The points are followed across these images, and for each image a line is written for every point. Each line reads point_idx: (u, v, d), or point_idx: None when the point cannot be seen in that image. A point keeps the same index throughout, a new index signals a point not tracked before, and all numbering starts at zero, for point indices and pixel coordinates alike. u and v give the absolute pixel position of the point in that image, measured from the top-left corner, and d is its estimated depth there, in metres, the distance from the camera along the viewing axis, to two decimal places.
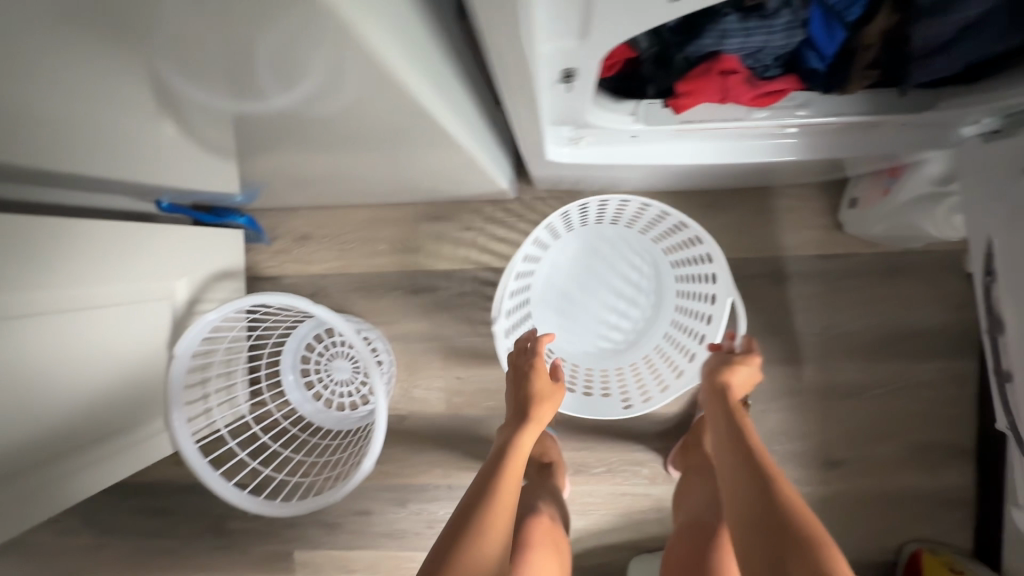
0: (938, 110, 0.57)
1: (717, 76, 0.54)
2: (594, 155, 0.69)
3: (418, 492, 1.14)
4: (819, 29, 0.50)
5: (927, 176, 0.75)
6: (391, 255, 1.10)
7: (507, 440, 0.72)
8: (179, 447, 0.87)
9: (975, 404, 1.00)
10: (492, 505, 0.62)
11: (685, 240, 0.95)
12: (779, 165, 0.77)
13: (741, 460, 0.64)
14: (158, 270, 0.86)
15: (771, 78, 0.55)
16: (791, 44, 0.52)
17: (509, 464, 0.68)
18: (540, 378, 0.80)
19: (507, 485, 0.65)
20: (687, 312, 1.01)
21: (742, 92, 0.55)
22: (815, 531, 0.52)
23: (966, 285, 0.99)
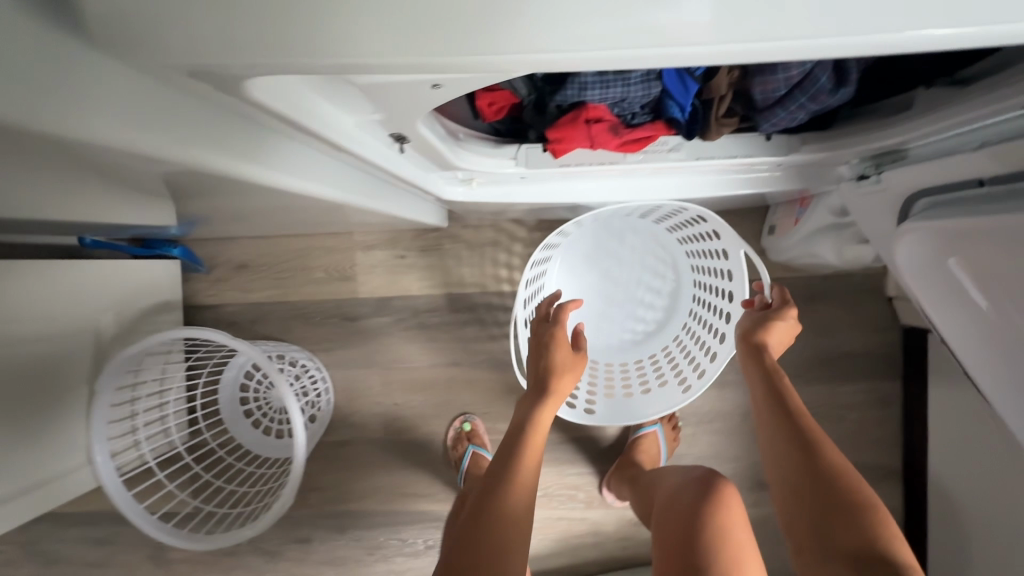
0: (803, 154, 0.59)
1: (583, 124, 0.56)
2: (488, 194, 0.71)
3: (358, 518, 1.13)
4: (671, 83, 0.51)
5: (829, 206, 0.76)
6: (328, 283, 1.11)
7: (526, 416, 0.65)
8: (102, 482, 0.87)
9: (901, 425, 1.02)
10: (514, 490, 0.57)
11: (686, 221, 0.87)
12: (683, 198, 0.79)
13: (782, 425, 0.62)
14: (85, 304, 0.87)
15: (637, 125, 0.57)
16: (650, 95, 0.53)
17: (529, 444, 0.62)
18: (562, 348, 0.71)
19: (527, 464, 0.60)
20: (706, 298, 0.93)
21: (608, 139, 0.57)
22: (869, 502, 0.53)
23: (888, 308, 1.00)
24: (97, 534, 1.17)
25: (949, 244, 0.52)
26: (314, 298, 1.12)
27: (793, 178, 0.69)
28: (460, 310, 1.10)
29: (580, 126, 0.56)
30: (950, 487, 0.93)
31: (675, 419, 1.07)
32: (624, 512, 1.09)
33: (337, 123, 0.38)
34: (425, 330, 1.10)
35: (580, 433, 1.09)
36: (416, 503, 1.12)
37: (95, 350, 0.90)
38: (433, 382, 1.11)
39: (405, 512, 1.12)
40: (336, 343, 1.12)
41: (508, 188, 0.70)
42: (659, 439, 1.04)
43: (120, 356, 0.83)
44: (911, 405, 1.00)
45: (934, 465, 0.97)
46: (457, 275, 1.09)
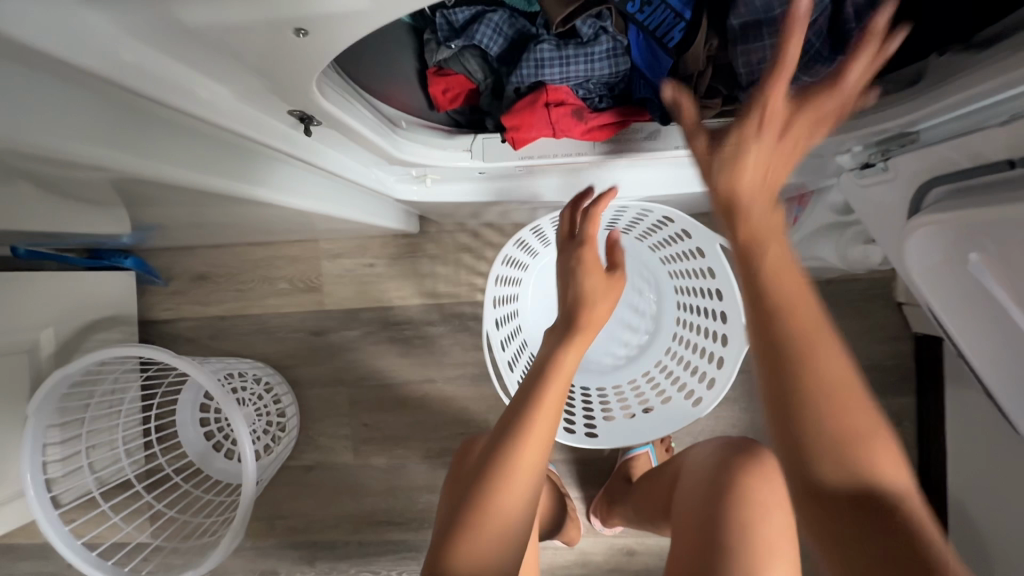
0: None
1: (543, 107, 0.49)
2: (445, 194, 0.64)
3: (327, 549, 1.04)
4: (640, 53, 0.46)
5: (830, 204, 0.70)
6: (292, 295, 1.04)
7: (545, 355, 0.55)
8: (35, 517, 0.79)
9: (916, 443, 0.93)
10: (513, 469, 0.48)
11: (661, 228, 0.81)
12: (668, 197, 0.71)
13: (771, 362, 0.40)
14: (19, 319, 0.80)
15: (603, 110, 0.51)
16: (618, 71, 0.48)
17: (547, 389, 0.52)
18: (593, 274, 0.59)
19: (537, 433, 0.50)
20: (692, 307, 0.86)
21: (573, 126, 0.51)
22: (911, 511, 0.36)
23: (897, 314, 0.92)
24: (49, 566, 1.09)
25: (977, 233, 0.44)
26: (278, 310, 1.05)
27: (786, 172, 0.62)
28: (433, 322, 1.02)
29: (540, 109, 0.48)
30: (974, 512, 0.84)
31: (668, 439, 0.98)
32: (614, 540, 1.00)
33: (206, 98, 0.31)
34: (396, 343, 1.03)
35: (565, 453, 1.01)
36: (389, 533, 1.03)
37: (31, 369, 0.83)
38: (405, 400, 1.03)
39: (377, 542, 1.03)
40: (301, 358, 1.04)
41: (468, 186, 0.63)
42: (651, 462, 0.95)
43: (60, 375, 0.76)
44: (926, 420, 0.91)
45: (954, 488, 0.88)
46: (429, 285, 1.02)
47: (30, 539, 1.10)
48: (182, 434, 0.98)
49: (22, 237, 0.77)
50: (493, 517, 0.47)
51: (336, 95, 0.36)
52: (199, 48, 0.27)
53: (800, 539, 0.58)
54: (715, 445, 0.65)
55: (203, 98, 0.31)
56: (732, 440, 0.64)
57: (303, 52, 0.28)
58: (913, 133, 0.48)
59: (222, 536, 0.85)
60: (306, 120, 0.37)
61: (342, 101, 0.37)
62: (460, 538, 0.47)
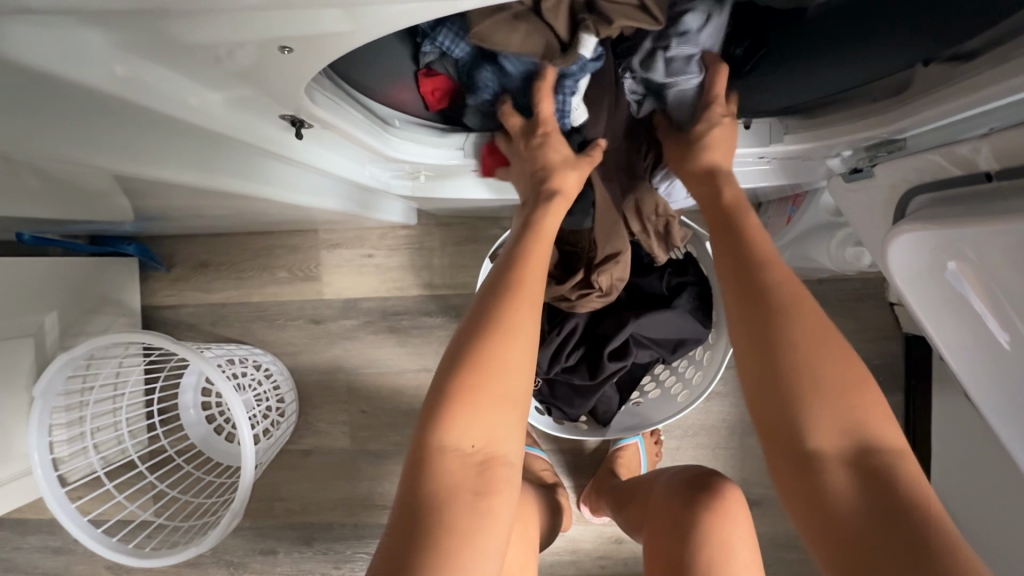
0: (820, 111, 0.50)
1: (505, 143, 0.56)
2: (439, 191, 0.65)
3: (325, 530, 1.07)
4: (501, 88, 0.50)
5: (822, 206, 0.71)
6: (292, 284, 1.06)
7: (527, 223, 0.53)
8: (43, 495, 0.81)
9: (902, 441, 0.94)
10: (456, 419, 0.45)
11: None
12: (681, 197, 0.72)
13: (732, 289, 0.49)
14: (23, 304, 0.81)
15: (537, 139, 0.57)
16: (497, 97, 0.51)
17: (523, 275, 0.50)
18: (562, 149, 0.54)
19: (486, 402, 0.45)
20: None
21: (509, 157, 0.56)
22: (904, 486, 0.40)
23: (886, 315, 0.93)
24: (56, 541, 1.13)
25: (955, 245, 0.44)
26: (276, 300, 1.06)
27: (779, 174, 0.63)
28: (430, 312, 1.03)
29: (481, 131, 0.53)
30: (954, 509, 0.86)
31: (657, 433, 1.00)
32: (602, 529, 1.02)
33: (196, 105, 0.32)
34: (394, 334, 1.04)
35: (557, 444, 1.03)
36: (386, 516, 1.06)
37: (37, 353, 0.84)
38: (401, 388, 1.05)
39: (373, 525, 1.06)
40: (301, 346, 1.06)
41: (460, 183, 0.64)
42: (639, 453, 0.97)
43: (67, 357, 0.77)
44: (911, 418, 0.93)
45: (937, 485, 0.90)
46: (426, 276, 1.03)
47: (40, 513, 1.13)
48: (184, 419, 1.01)
49: (26, 226, 0.77)
50: (489, 453, 0.46)
51: (328, 102, 0.37)
52: (194, 64, 0.29)
53: (759, 551, 0.62)
54: (680, 476, 0.70)
55: (192, 104, 0.32)
56: (695, 473, 0.68)
57: (296, 66, 0.29)
58: (901, 141, 0.49)
59: (222, 516, 0.88)
60: (298, 123, 0.38)
61: (334, 105, 0.39)
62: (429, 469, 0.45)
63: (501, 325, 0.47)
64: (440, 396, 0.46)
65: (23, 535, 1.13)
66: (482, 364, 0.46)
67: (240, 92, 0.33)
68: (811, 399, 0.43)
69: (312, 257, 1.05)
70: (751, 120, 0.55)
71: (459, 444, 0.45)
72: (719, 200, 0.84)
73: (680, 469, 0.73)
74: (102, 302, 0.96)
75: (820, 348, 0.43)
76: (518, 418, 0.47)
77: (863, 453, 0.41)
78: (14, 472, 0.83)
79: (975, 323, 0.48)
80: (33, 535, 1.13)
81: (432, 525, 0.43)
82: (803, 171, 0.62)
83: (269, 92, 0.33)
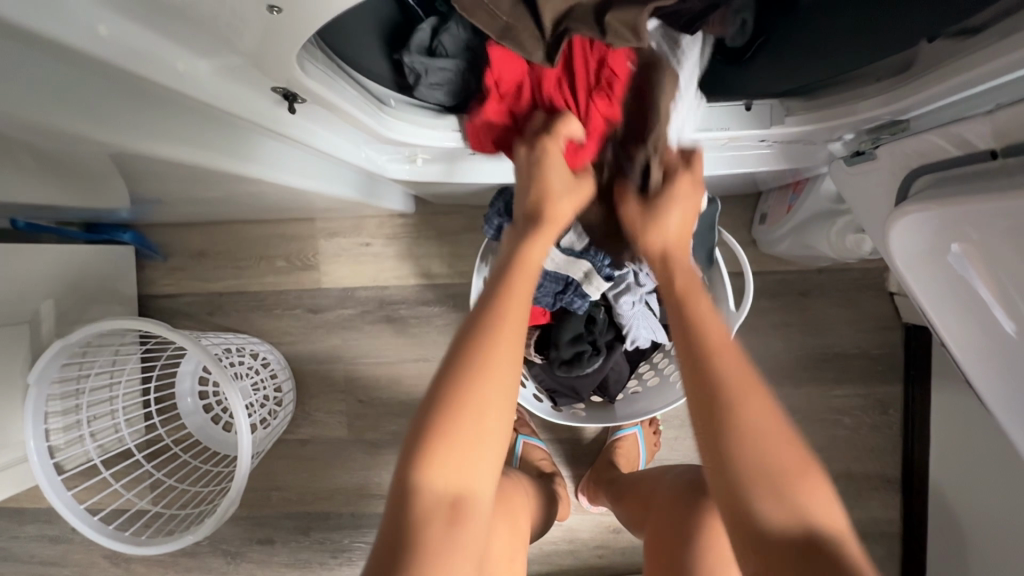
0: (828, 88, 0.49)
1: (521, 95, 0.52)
2: (438, 175, 0.64)
3: (322, 520, 1.07)
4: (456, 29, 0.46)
5: (823, 192, 0.70)
6: (289, 272, 1.05)
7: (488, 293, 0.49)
8: (38, 481, 0.81)
9: (900, 430, 0.94)
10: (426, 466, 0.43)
11: None
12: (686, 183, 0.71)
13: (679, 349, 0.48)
14: (19, 290, 0.81)
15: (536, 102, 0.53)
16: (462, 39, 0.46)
17: (498, 341, 0.46)
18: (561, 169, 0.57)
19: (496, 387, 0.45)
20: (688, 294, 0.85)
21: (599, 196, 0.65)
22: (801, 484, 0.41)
23: (886, 306, 0.92)
24: (54, 530, 1.13)
25: (959, 225, 0.43)
26: (273, 289, 1.05)
27: (779, 158, 0.62)
28: (428, 302, 1.03)
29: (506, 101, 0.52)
30: (952, 498, 0.86)
31: (655, 423, 1.00)
32: (600, 518, 1.02)
33: (183, 72, 0.31)
34: (392, 323, 1.04)
35: (556, 434, 1.03)
36: (382, 505, 1.06)
37: (32, 340, 0.84)
38: (398, 377, 1.04)
39: (370, 514, 1.06)
40: (298, 335, 1.06)
41: (459, 167, 0.64)
42: (638, 444, 0.97)
43: (61, 344, 0.77)
44: (909, 407, 0.93)
45: (935, 474, 0.90)
46: (424, 265, 1.02)
47: (37, 502, 1.12)
48: (182, 408, 1.00)
49: (20, 211, 0.77)
50: (460, 494, 0.44)
51: (319, 73, 0.37)
52: (184, 23, 0.28)
53: None
54: (686, 473, 0.70)
55: (180, 71, 0.31)
56: (700, 472, 0.69)
57: (283, 29, 0.29)
58: (904, 122, 0.49)
59: (219, 505, 0.88)
60: (290, 97, 0.38)
61: (326, 79, 0.38)
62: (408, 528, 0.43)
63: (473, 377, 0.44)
64: (431, 414, 0.44)
65: (20, 523, 1.13)
66: (450, 412, 0.43)
67: (230, 57, 0.32)
68: (749, 447, 0.42)
69: (310, 246, 1.04)
70: (752, 102, 0.53)
71: (433, 485, 0.43)
72: (720, 188, 0.84)
73: (687, 465, 0.73)
74: (98, 290, 0.96)
75: (768, 425, 0.43)
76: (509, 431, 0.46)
77: (808, 539, 0.40)
78: (9, 459, 0.83)
79: (978, 307, 0.48)
80: (31, 523, 1.13)
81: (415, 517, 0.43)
82: (803, 155, 0.61)
83: (258, 61, 0.32)
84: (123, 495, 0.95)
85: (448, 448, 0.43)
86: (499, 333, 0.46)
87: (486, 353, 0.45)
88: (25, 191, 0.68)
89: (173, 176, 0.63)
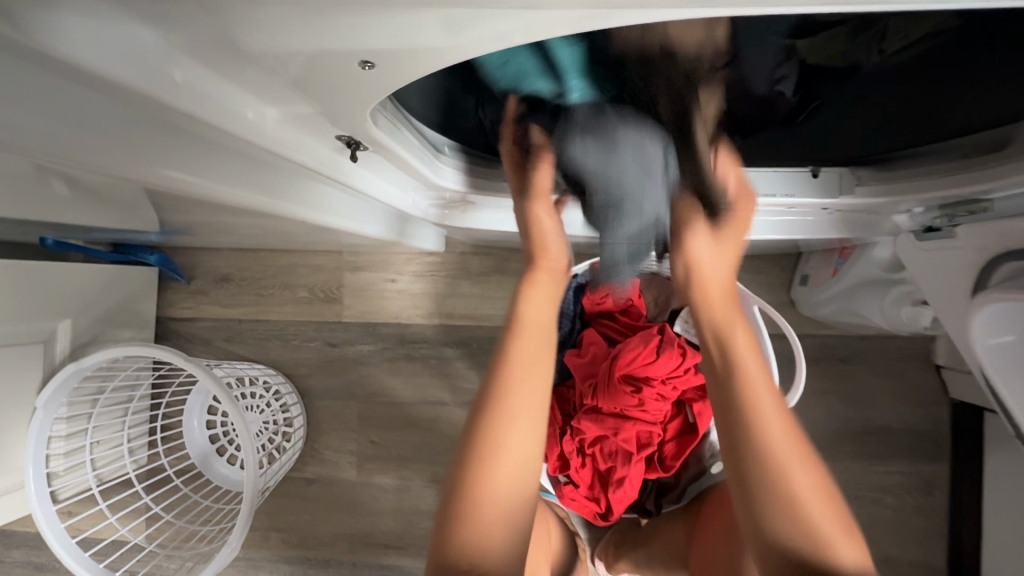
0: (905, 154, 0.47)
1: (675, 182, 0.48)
2: (479, 222, 0.62)
3: (321, 566, 1.01)
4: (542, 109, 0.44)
5: (875, 259, 0.68)
6: (310, 304, 1.03)
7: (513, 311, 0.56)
8: (32, 512, 0.77)
9: (946, 515, 0.88)
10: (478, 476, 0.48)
11: None
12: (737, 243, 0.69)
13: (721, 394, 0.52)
14: (37, 309, 0.79)
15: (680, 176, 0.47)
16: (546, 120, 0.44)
17: (521, 341, 0.54)
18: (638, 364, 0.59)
19: (518, 427, 0.50)
20: None
21: None
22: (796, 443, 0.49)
23: (932, 379, 0.88)
24: (40, 558, 1.07)
25: None
26: (292, 320, 1.03)
27: (836, 226, 0.60)
28: (450, 343, 1.00)
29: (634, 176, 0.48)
30: None
31: None
32: None
33: (251, 119, 0.31)
34: (411, 362, 1.00)
35: None
36: (386, 556, 1.00)
37: (45, 362, 0.82)
38: (415, 420, 1.00)
39: (372, 565, 1.00)
40: (314, 369, 1.02)
41: (501, 214, 0.62)
42: None
43: (76, 367, 0.74)
44: (959, 491, 0.87)
45: (987, 566, 0.83)
46: (448, 305, 1.00)
47: (26, 526, 1.07)
48: (188, 438, 0.96)
49: (52, 230, 0.76)
50: (485, 554, 0.47)
51: (387, 125, 0.35)
52: (257, 76, 0.27)
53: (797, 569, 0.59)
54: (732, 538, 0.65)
55: (249, 118, 0.31)
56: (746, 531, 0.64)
57: (367, 83, 0.28)
58: (985, 201, 0.45)
59: (218, 547, 0.83)
60: (353, 144, 0.36)
61: (392, 129, 0.36)
62: (460, 512, 0.48)
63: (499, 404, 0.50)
64: (479, 411, 0.51)
65: (7, 547, 1.08)
66: (483, 439, 0.49)
67: (299, 110, 0.31)
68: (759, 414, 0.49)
69: (334, 278, 1.02)
70: (820, 168, 0.50)
71: (463, 553, 0.46)
72: (764, 247, 0.81)
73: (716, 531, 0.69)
74: (117, 312, 0.94)
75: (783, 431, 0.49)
76: (534, 464, 0.51)
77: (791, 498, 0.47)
78: (6, 484, 0.80)
79: None
80: (18, 548, 1.08)
81: (458, 524, 0.47)
82: (862, 224, 0.58)
83: (327, 114, 0.31)
84: (118, 528, 0.91)
85: (485, 467, 0.49)
86: (513, 382, 0.51)
87: (514, 386, 0.51)
88: (63, 212, 0.67)
89: (209, 208, 0.61)
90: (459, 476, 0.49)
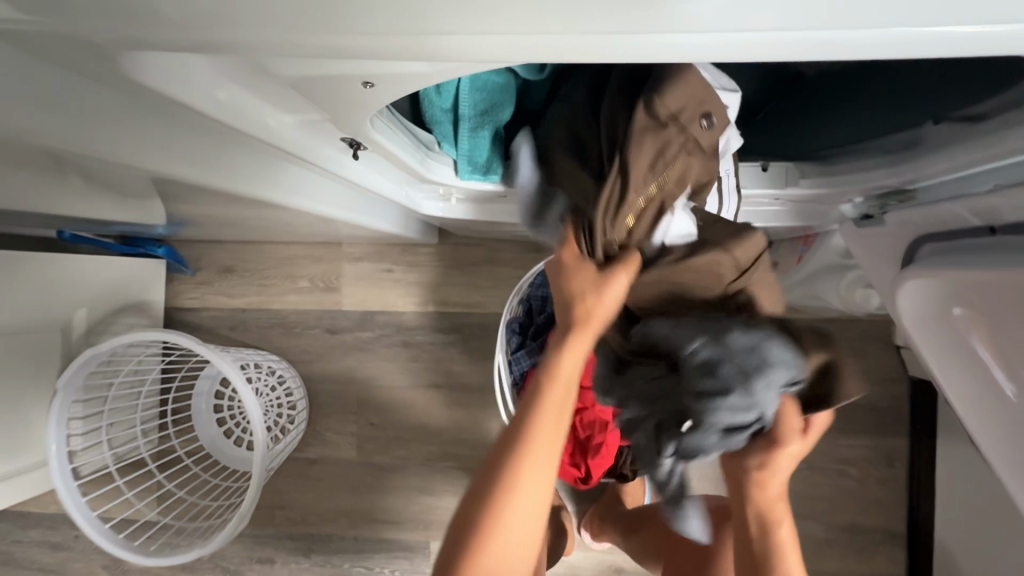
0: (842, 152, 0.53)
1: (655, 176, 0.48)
2: (467, 213, 0.68)
3: (324, 541, 1.07)
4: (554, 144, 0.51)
5: (832, 246, 0.74)
6: (311, 293, 1.09)
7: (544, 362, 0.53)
8: (55, 486, 0.82)
9: (906, 485, 0.95)
10: (488, 527, 0.48)
11: None
12: None
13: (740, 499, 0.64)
14: (56, 298, 0.84)
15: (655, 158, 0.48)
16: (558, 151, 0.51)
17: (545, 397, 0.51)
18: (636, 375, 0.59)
19: (534, 487, 0.49)
20: None
21: None
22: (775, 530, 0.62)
23: (892, 359, 0.94)
24: (57, 536, 1.13)
25: (963, 291, 0.46)
26: (294, 309, 1.09)
27: (792, 215, 0.66)
28: (444, 330, 1.06)
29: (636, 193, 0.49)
30: (959, 557, 0.86)
31: None
32: (602, 556, 1.01)
33: (270, 126, 0.36)
34: (407, 348, 1.06)
35: None
36: (386, 531, 1.06)
37: (63, 347, 0.87)
38: (411, 402, 1.06)
39: (372, 539, 1.06)
40: (315, 355, 1.08)
41: (487, 207, 0.68)
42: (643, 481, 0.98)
43: (94, 352, 0.80)
44: (917, 462, 0.93)
45: (941, 531, 0.90)
46: (442, 294, 1.05)
47: (43, 507, 1.13)
48: (197, 420, 1.02)
49: (70, 224, 0.81)
50: None
51: (383, 128, 0.41)
52: (275, 90, 0.33)
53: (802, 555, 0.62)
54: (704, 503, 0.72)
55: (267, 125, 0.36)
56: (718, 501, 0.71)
57: (365, 97, 0.33)
58: (911, 191, 0.52)
59: (228, 519, 0.89)
60: (354, 145, 0.42)
61: (389, 131, 0.42)
62: (463, 552, 0.48)
63: (518, 464, 0.49)
64: (500, 455, 0.49)
65: (25, 526, 1.14)
66: (498, 496, 0.48)
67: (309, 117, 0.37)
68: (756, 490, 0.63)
69: (334, 269, 1.08)
70: (769, 163, 0.57)
71: None
72: None
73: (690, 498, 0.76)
74: (128, 301, 1.00)
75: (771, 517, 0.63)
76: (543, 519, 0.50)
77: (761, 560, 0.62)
78: (30, 462, 0.85)
79: (977, 365, 0.49)
80: (36, 528, 1.14)
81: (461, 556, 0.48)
82: (814, 214, 0.65)
83: (333, 120, 0.37)
84: (132, 504, 0.97)
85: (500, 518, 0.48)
86: (537, 443, 0.49)
87: (537, 450, 0.49)
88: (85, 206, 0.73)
89: (221, 201, 0.67)
90: (469, 518, 0.48)
